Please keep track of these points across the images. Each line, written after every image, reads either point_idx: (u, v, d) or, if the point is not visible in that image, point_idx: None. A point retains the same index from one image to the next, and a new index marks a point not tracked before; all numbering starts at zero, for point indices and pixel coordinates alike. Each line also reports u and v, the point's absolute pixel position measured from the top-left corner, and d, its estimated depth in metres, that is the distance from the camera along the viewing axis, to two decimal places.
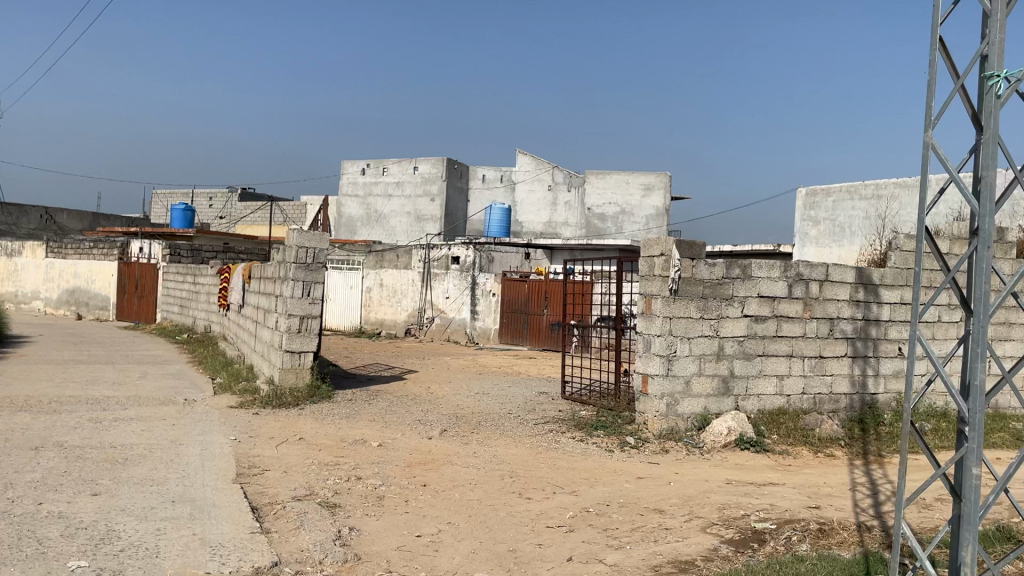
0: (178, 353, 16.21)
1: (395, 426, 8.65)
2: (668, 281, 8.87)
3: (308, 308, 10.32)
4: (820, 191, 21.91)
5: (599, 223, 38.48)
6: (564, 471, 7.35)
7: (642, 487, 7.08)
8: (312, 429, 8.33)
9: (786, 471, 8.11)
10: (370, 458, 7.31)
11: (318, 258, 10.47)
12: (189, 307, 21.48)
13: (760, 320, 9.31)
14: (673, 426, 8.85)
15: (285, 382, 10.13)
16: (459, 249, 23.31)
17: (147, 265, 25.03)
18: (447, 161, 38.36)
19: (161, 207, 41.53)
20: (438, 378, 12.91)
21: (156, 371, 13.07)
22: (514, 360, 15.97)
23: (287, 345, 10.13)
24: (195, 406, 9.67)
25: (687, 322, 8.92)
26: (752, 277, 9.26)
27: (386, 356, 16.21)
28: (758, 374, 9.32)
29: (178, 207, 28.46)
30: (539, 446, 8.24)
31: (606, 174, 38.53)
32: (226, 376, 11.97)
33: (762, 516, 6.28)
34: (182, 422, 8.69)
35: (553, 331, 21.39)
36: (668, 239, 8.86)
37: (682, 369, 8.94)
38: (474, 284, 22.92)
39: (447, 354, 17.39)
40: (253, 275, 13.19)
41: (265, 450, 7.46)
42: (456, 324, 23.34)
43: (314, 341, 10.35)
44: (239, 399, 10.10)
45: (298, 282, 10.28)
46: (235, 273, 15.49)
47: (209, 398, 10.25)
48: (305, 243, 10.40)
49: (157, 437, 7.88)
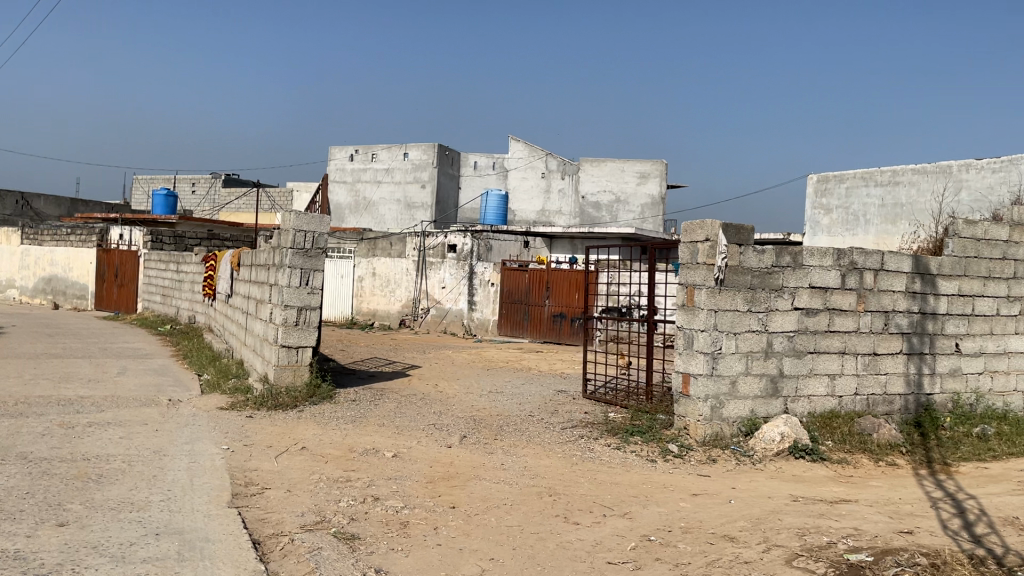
0: (160, 346, 15.14)
1: (408, 432, 7.66)
2: (713, 269, 7.90)
3: (306, 299, 9.31)
4: (831, 177, 21.00)
5: (594, 212, 37.38)
6: (609, 486, 6.39)
7: (702, 505, 6.13)
8: (315, 436, 7.32)
9: (851, 484, 7.20)
10: (384, 472, 6.32)
11: (318, 243, 9.43)
12: (172, 296, 20.36)
13: (812, 313, 8.40)
14: (718, 432, 7.91)
15: (281, 380, 9.13)
16: (456, 237, 22.24)
17: (127, 252, 23.88)
18: (439, 146, 37.29)
19: (142, 192, 40.22)
20: (444, 375, 11.93)
21: (137, 366, 12.00)
22: (520, 355, 14.98)
23: (283, 340, 9.12)
24: (180, 408, 8.63)
25: (733, 316, 7.99)
26: (804, 266, 8.35)
27: (385, 350, 15.19)
28: (809, 373, 8.40)
29: (160, 192, 27.30)
30: (573, 456, 7.27)
31: (601, 161, 37.35)
32: (214, 374, 10.92)
33: (852, 545, 5.36)
34: (166, 428, 7.67)
35: (556, 323, 20.45)
36: (714, 222, 7.89)
37: (728, 367, 8.00)
38: (472, 273, 21.91)
39: (448, 348, 16.39)
40: (244, 262, 12.13)
41: (263, 463, 6.45)
42: (452, 315, 22.35)
43: (312, 336, 9.36)
44: (230, 400, 9.07)
45: (296, 270, 9.26)
46: (222, 260, 14.40)
47: (196, 398, 9.21)
48: (302, 226, 9.37)
49: (137, 446, 6.85)
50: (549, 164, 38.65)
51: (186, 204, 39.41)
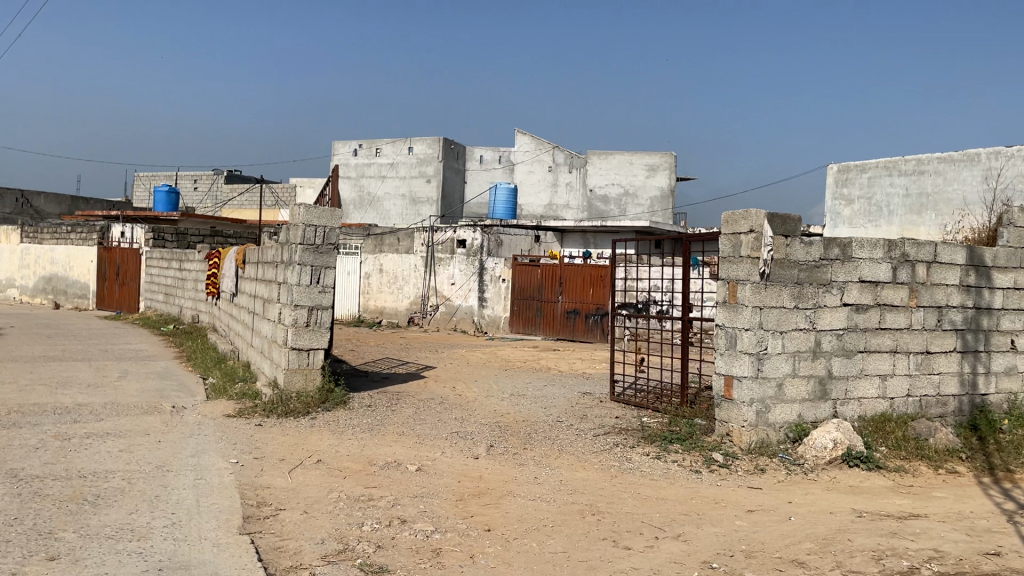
0: (163, 347, 14.58)
1: (430, 441, 7.08)
2: (758, 263, 7.31)
3: (318, 298, 8.75)
4: (853, 167, 20.41)
5: (602, 206, 36.76)
6: (656, 503, 5.80)
7: (761, 524, 5.55)
8: (332, 448, 6.75)
9: (915, 496, 6.62)
10: (409, 488, 5.74)
11: (329, 239, 8.85)
12: (175, 294, 19.81)
13: (862, 309, 7.82)
14: (764, 439, 7.34)
15: (292, 384, 8.57)
16: (466, 233, 22.29)
17: (129, 250, 23.33)
18: (444, 141, 36.72)
19: (144, 189, 39.68)
20: (460, 376, 11.34)
21: (139, 369, 11.44)
22: (537, 353, 14.39)
23: (294, 341, 8.56)
24: (184, 416, 8.06)
25: (779, 313, 7.41)
26: (853, 258, 7.77)
27: (396, 350, 14.60)
28: (859, 374, 7.83)
29: (162, 189, 26.75)
30: (612, 467, 6.69)
31: (609, 154, 36.73)
32: (220, 377, 10.35)
33: (939, 571, 4.78)
34: (169, 439, 7.10)
35: (569, 320, 19.87)
36: (759, 212, 7.31)
37: (774, 369, 7.42)
38: (482, 269, 21.31)
39: (461, 346, 15.80)
40: (249, 260, 11.56)
41: (276, 479, 5.89)
42: (463, 312, 21.77)
43: (324, 337, 8.78)
44: (237, 406, 8.50)
45: (306, 267, 8.69)
46: (227, 257, 13.82)
47: (201, 405, 8.64)
48: (313, 220, 8.79)
49: (138, 461, 6.28)
50: (556, 157, 37.99)
51: (188, 201, 38.86)
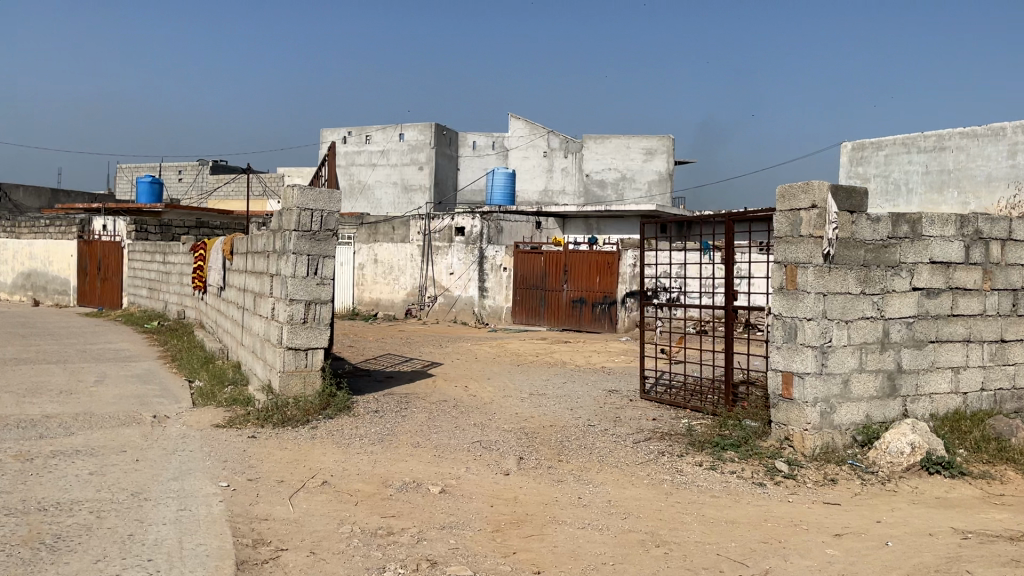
0: (146, 346, 13.57)
1: (451, 455, 6.14)
2: (821, 243, 6.38)
3: (315, 291, 7.79)
4: (869, 144, 19.52)
5: (599, 191, 35.82)
6: (726, 529, 4.89)
7: (857, 554, 4.64)
8: (338, 466, 5.80)
9: (1014, 508, 5.72)
10: (433, 517, 4.80)
11: (327, 224, 7.88)
12: (159, 289, 18.76)
13: (933, 295, 6.93)
14: (829, 443, 6.45)
15: (289, 389, 7.62)
16: (464, 220, 20.84)
17: (111, 243, 22.24)
18: (436, 126, 35.67)
19: (127, 181, 38.49)
20: (470, 373, 10.39)
21: (117, 371, 10.44)
22: (549, 346, 13.48)
23: (290, 340, 7.61)
24: (167, 428, 7.10)
25: (845, 300, 6.50)
26: (923, 237, 6.88)
27: (397, 344, 13.67)
28: (930, 368, 6.95)
29: (144, 179, 25.66)
30: (664, 481, 5.77)
31: (606, 138, 35.80)
32: (208, 380, 9.38)
33: None
34: (149, 457, 6.14)
35: (575, 309, 18.96)
36: (822, 184, 6.38)
37: (840, 364, 6.52)
38: (482, 257, 20.36)
39: (466, 340, 14.86)
40: (237, 250, 10.57)
41: (275, 508, 4.94)
42: (462, 303, 20.81)
43: (324, 335, 7.83)
44: (227, 414, 7.54)
45: (302, 257, 7.73)
46: (213, 248, 12.82)
47: (186, 414, 7.67)
48: (309, 204, 7.81)
49: (111, 488, 5.32)
50: (550, 142, 36.89)
51: (173, 192, 37.70)
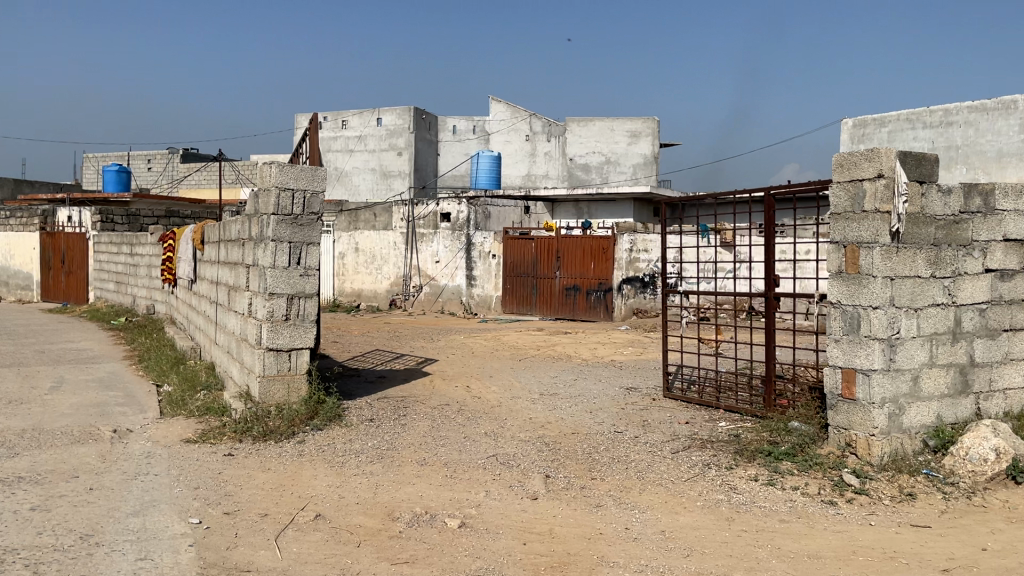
0: (111, 344, 12.51)
1: (465, 474, 5.22)
2: (889, 220, 5.50)
3: (298, 283, 6.81)
4: (870, 120, 18.61)
5: (583, 174, 34.71)
6: (814, 567, 4.00)
7: None
8: (332, 492, 4.86)
9: None
10: (457, 563, 3.87)
11: (311, 207, 6.89)
12: (127, 282, 17.64)
13: (1006, 277, 6.11)
14: (898, 450, 5.60)
15: (270, 396, 6.67)
16: (449, 204, 19.71)
17: (75, 235, 21.02)
18: (415, 110, 34.54)
19: (94, 170, 37.07)
20: (468, 370, 9.46)
21: (77, 376, 9.39)
22: (548, 339, 12.58)
23: (270, 341, 6.66)
24: (129, 446, 6.10)
25: (914, 284, 5.63)
26: (996, 211, 6.05)
27: (385, 339, 12.70)
28: (1004, 360, 6.13)
29: (111, 168, 24.40)
30: (720, 504, 4.87)
31: (589, 121, 34.56)
32: (178, 385, 8.38)
33: None
34: (106, 485, 5.15)
35: (568, 297, 18.09)
36: (889, 150, 5.49)
37: (909, 359, 5.66)
38: (470, 244, 19.41)
39: (458, 333, 13.92)
40: (209, 238, 9.55)
41: (257, 555, 3.99)
42: (449, 292, 19.86)
43: (309, 333, 6.87)
44: (199, 427, 6.56)
45: (282, 246, 6.75)
46: (182, 237, 11.76)
47: (152, 427, 6.68)
48: (289, 183, 6.82)
49: (56, 530, 4.33)
50: (533, 125, 35.94)
51: (142, 182, 36.34)
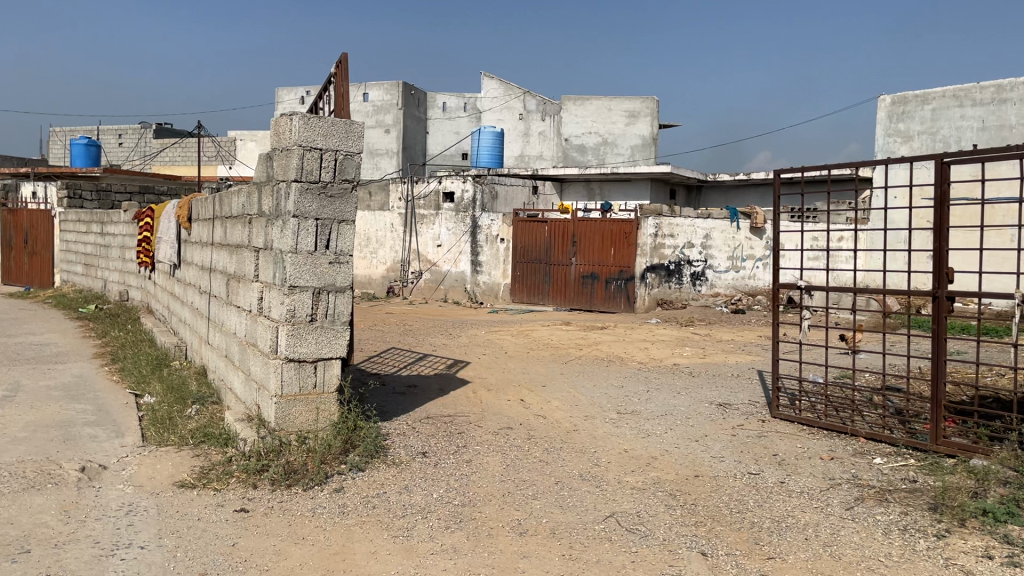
0: (79, 338, 10.77)
1: (589, 552, 3.65)
2: None
3: (326, 274, 5.20)
4: (912, 97, 17.26)
5: (579, 156, 32.90)
6: None
7: None
8: None
9: None
10: None
11: (344, 172, 5.26)
12: (97, 265, 15.81)
13: None
14: None
15: (290, 421, 5.09)
16: (453, 183, 18.06)
17: (38, 212, 19.06)
18: (404, 85, 32.69)
19: (60, 145, 34.81)
20: (513, 378, 7.87)
21: (38, 382, 7.70)
22: (584, 336, 11.00)
23: (290, 349, 5.06)
24: (103, 495, 4.48)
25: None
26: None
27: (397, 334, 11.06)
28: None
29: (79, 142, 22.44)
30: None
31: (585, 99, 32.75)
32: (164, 397, 6.74)
33: None
34: (67, 570, 3.51)
35: (585, 286, 16.56)
36: None
37: None
38: (476, 227, 17.80)
39: (474, 326, 12.30)
40: (198, 215, 7.88)
41: None
42: (452, 279, 18.29)
43: (343, 339, 5.27)
44: (199, 465, 4.95)
45: (307, 223, 5.13)
46: (163, 214, 10.03)
47: (134, 464, 5.04)
48: (315, 140, 5.17)
49: None
50: (526, 104, 34.20)
51: (112, 158, 34.15)
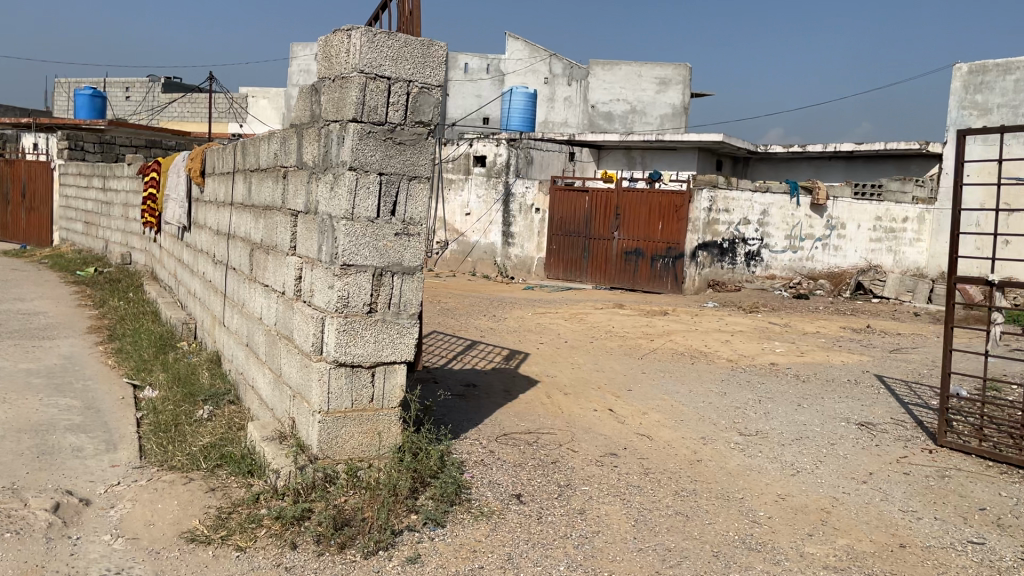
0: (74, 308, 9.45)
1: None
2: None
3: (390, 249, 3.84)
4: (993, 66, 15.68)
5: (605, 124, 31.31)
6: None
7: None
8: None
9: None
10: None
11: (416, 109, 3.87)
12: (98, 224, 14.48)
13: None
14: None
15: (339, 446, 3.79)
16: (485, 146, 16.70)
17: (37, 164, 17.68)
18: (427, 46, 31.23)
19: (65, 96, 33.32)
20: (587, 377, 6.54)
21: (18, 363, 6.38)
22: (648, 323, 9.62)
23: (340, 351, 3.73)
24: (80, 555, 3.17)
25: None
26: None
27: (433, 314, 9.69)
28: None
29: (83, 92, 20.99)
30: None
31: (614, 64, 31.09)
32: (170, 391, 5.41)
33: None
34: None
35: (628, 263, 15.20)
36: None
37: None
38: (509, 195, 16.40)
39: (516, 306, 10.92)
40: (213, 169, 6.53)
41: None
42: (481, 251, 16.96)
43: (411, 337, 3.93)
44: (218, 503, 3.64)
45: (368, 179, 3.76)
46: (173, 167, 8.66)
47: (130, 498, 3.73)
48: (381, 62, 3.78)
49: None
50: (552, 67, 31.71)
51: (119, 111, 32.65)
